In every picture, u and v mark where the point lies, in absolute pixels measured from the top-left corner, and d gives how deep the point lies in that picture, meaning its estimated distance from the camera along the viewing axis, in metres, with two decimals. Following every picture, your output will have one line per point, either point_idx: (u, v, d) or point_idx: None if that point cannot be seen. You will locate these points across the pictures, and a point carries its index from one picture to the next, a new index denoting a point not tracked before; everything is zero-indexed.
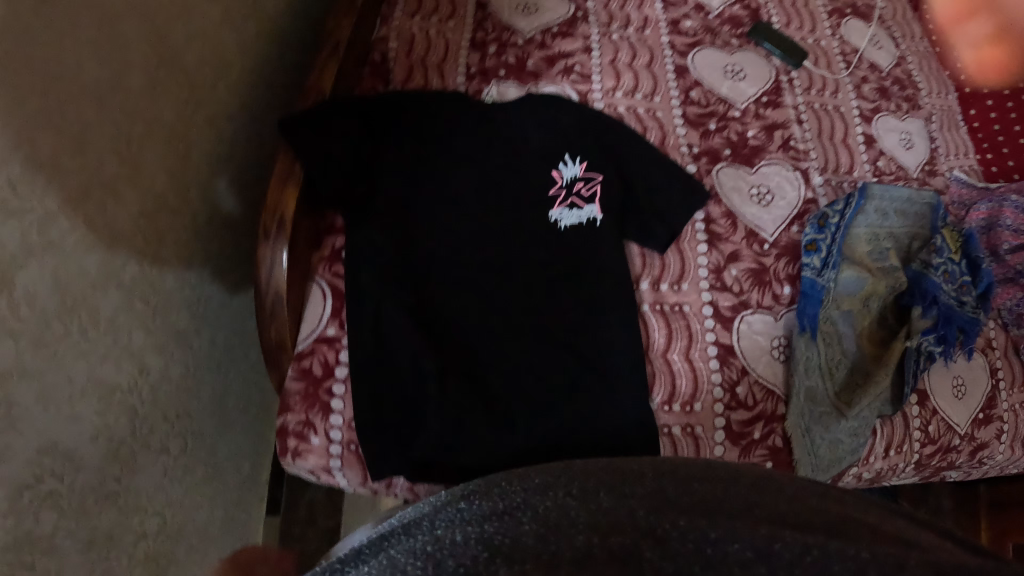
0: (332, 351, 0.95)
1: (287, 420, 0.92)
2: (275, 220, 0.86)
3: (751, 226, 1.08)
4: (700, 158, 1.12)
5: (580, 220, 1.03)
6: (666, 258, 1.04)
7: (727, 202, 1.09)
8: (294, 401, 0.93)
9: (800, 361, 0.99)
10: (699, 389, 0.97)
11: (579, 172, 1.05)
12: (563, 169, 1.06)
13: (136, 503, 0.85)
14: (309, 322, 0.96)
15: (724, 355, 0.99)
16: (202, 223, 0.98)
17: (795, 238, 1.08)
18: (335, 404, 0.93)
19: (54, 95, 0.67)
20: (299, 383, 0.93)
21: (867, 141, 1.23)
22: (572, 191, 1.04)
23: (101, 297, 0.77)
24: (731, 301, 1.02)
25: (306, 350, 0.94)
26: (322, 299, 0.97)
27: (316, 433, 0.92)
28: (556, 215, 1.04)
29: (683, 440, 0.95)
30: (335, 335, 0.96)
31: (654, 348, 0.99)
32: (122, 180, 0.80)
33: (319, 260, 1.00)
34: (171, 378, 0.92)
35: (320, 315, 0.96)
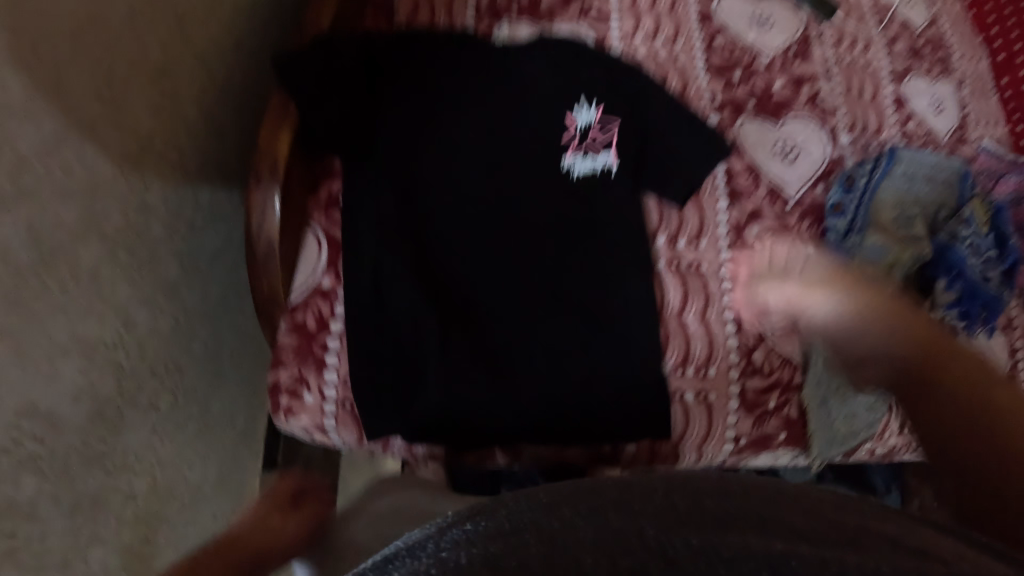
0: (327, 304, 0.91)
1: (279, 376, 0.88)
2: (268, 163, 0.80)
3: (775, 182, 1.01)
4: (723, 110, 1.05)
5: (594, 170, 0.97)
6: (685, 214, 0.99)
7: (749, 157, 1.02)
8: (285, 356, 0.88)
9: None
10: (715, 353, 0.95)
11: (593, 120, 0.98)
12: (576, 117, 0.99)
13: (123, 462, 0.82)
14: (304, 273, 0.91)
15: (741, 318, 0.95)
16: (192, 167, 0.92)
17: (819, 200, 1.01)
18: (330, 359, 0.89)
19: (27, 26, 0.60)
20: (291, 336, 0.89)
21: (897, 103, 1.14)
22: (585, 139, 0.98)
23: (82, 249, 0.72)
24: (751, 262, 0.98)
25: (300, 303, 0.90)
26: (318, 249, 0.92)
27: (310, 390, 0.88)
28: (569, 162, 0.98)
29: (696, 409, 0.93)
30: (330, 288, 0.91)
31: (669, 308, 0.95)
32: (103, 122, 0.73)
33: (314, 206, 0.94)
34: (160, 332, 0.88)
35: (315, 265, 0.92)
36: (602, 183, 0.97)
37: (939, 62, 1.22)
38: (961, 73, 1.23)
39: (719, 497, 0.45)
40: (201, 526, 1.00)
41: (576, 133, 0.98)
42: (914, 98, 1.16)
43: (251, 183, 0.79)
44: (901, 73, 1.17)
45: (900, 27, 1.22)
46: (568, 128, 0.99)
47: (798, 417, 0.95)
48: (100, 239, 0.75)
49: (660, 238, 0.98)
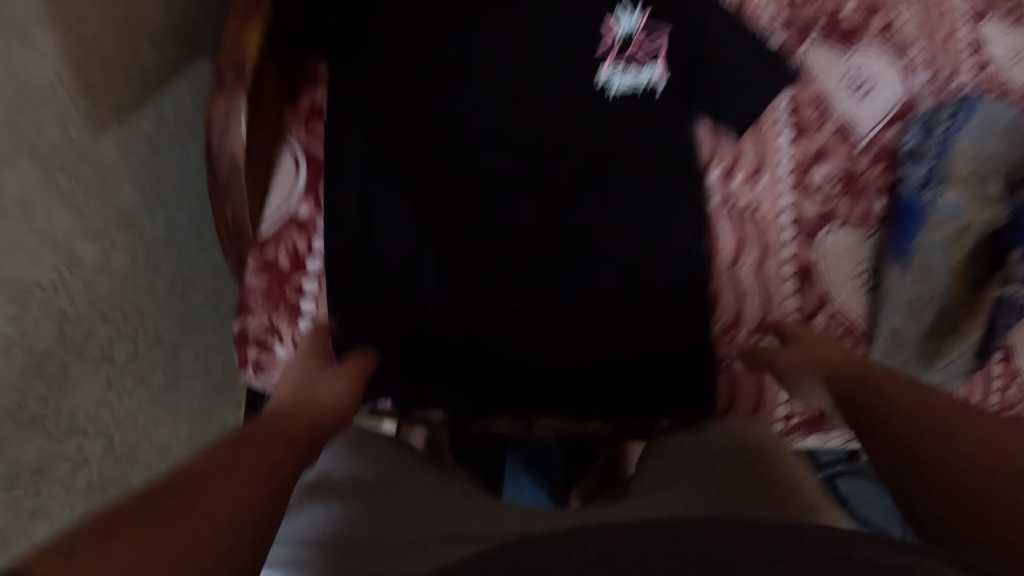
0: (303, 237, 0.78)
1: (247, 323, 0.78)
2: (232, 61, 0.62)
3: (843, 119, 0.83)
4: (788, 29, 0.84)
5: (636, 88, 0.80)
6: (741, 146, 0.83)
7: (818, 86, 0.83)
8: (252, 300, 0.77)
9: (890, 295, 0.80)
10: (769, 311, 0.82)
11: (637, 27, 0.80)
12: (617, 23, 0.80)
13: (72, 423, 0.70)
14: (277, 197, 0.77)
15: (803, 274, 0.82)
16: (154, 72, 0.76)
17: (893, 142, 0.84)
18: (305, 306, 0.78)
19: None
20: (260, 278, 0.77)
21: (971, 48, 0.87)
22: (627, 51, 0.80)
23: (5, 171, 0.59)
24: (817, 209, 0.82)
25: (271, 237, 0.77)
26: (294, 169, 0.78)
27: (282, 341, 0.78)
28: (606, 76, 0.81)
29: (746, 380, 0.82)
30: (308, 218, 0.78)
31: (721, 259, 0.82)
32: (29, 7, 0.58)
33: (292, 116, 0.79)
34: (117, 272, 0.74)
35: (291, 189, 0.78)
36: (647, 108, 0.80)
37: None
38: None
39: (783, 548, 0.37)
40: None
41: (616, 42, 0.80)
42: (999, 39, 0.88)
43: (213, 88, 0.63)
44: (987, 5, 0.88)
45: None
46: (607, 36, 0.81)
47: None
48: (31, 160, 0.61)
49: (712, 174, 0.83)
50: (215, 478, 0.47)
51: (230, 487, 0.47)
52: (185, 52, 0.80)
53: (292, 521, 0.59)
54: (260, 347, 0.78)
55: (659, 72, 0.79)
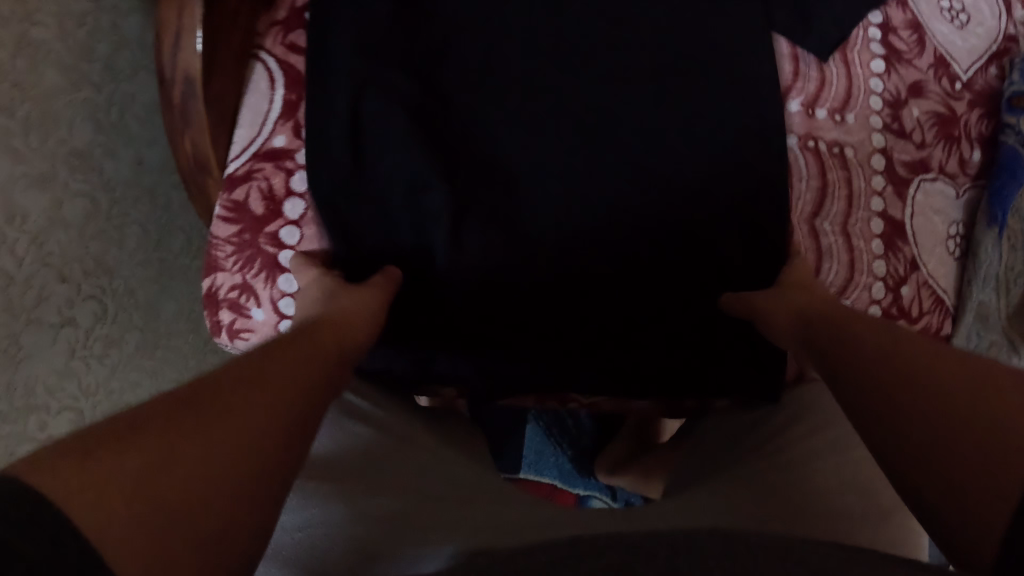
0: (280, 174, 0.61)
1: (217, 281, 0.62)
2: None
3: (940, 51, 0.67)
4: None
5: None
6: (827, 71, 0.65)
7: (913, 8, 0.67)
8: (223, 253, 0.61)
9: (981, 264, 0.65)
10: (853, 282, 0.62)
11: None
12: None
13: (26, 398, 0.63)
14: (246, 125, 0.61)
15: (891, 234, 0.63)
16: None
17: (993, 85, 0.69)
18: (286, 258, 0.61)
19: None
20: (229, 225, 0.60)
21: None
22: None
23: None
24: (909, 154, 0.65)
25: (240, 174, 0.60)
26: (269, 90, 0.61)
27: (259, 305, 0.61)
28: None
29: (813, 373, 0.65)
30: (285, 150, 0.61)
31: (797, 207, 0.63)
32: None
33: (268, 24, 0.63)
34: (71, 224, 0.63)
35: (265, 115, 0.61)
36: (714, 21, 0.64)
37: None
38: None
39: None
40: None
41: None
42: None
43: None
44: None
45: None
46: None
47: None
48: None
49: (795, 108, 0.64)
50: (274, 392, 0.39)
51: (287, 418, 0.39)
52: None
53: (294, 514, 0.45)
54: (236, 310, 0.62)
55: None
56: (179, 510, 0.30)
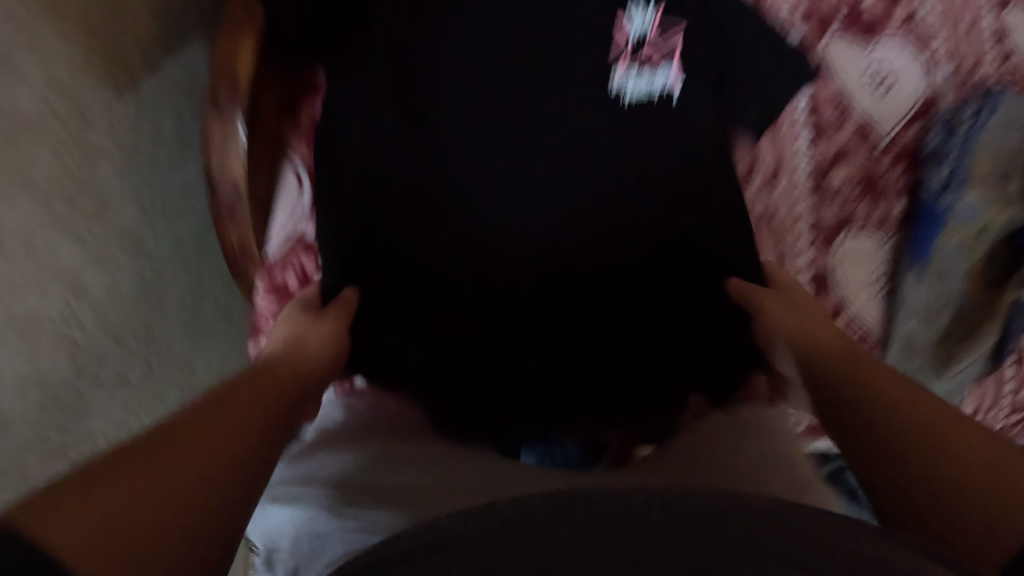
0: (311, 258, 0.72)
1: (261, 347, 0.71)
2: (226, 79, 0.57)
3: (863, 120, 0.79)
4: (808, 24, 0.78)
5: (650, 95, 0.70)
6: (758, 150, 0.78)
7: (839, 83, 0.79)
8: (265, 323, 0.70)
9: (903, 302, 0.79)
10: None
11: (650, 24, 0.69)
12: (631, 15, 0.69)
13: (91, 444, 0.73)
14: (281, 215, 0.70)
15: (819, 283, 0.80)
16: (148, 88, 0.70)
17: (914, 141, 0.81)
18: None
19: None
20: (270, 300, 0.70)
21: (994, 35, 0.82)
22: (636, 58, 0.69)
23: None
24: (835, 214, 0.80)
25: (278, 259, 0.70)
26: (297, 188, 0.71)
27: None
28: (619, 83, 0.70)
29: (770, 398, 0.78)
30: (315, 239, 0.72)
31: None
32: None
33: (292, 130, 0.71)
34: (124, 296, 0.73)
35: (295, 208, 0.71)
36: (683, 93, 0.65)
37: None
38: None
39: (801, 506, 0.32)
40: None
41: (628, 43, 0.69)
42: None
43: (209, 111, 0.57)
44: None
45: None
46: (618, 38, 0.70)
47: None
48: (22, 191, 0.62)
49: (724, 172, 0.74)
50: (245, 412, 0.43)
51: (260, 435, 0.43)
52: (194, 65, 0.73)
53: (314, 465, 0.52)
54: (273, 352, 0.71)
55: (674, 77, 0.69)
56: (160, 522, 0.34)
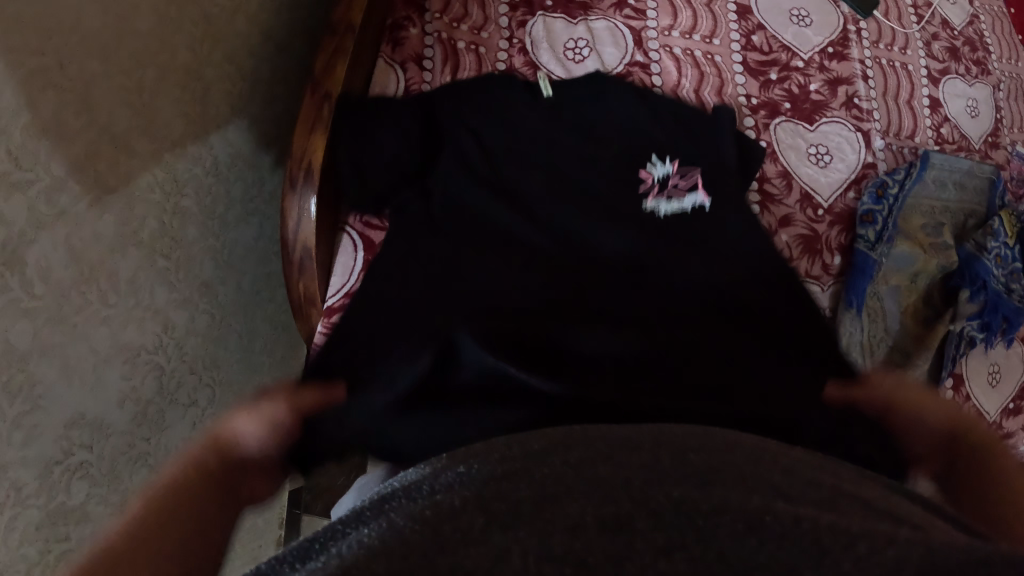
0: None
1: None
2: (303, 165, 0.73)
3: (807, 187, 0.95)
4: (757, 112, 0.98)
5: (684, 210, 0.85)
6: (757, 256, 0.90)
7: (783, 161, 0.95)
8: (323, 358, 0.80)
9: (844, 337, 0.89)
10: None
11: (672, 168, 0.87)
12: (653, 168, 0.88)
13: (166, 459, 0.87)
14: (338, 274, 0.83)
15: None
16: (224, 162, 0.91)
17: (851, 205, 0.97)
18: None
19: (50, 58, 0.63)
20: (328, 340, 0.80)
21: (932, 105, 1.10)
22: (666, 192, 0.86)
23: (119, 259, 0.76)
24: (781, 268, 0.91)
25: (336, 306, 0.81)
26: (354, 251, 0.83)
27: None
28: (653, 204, 0.85)
29: None
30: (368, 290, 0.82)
31: None
32: (137, 133, 0.76)
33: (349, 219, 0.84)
34: (197, 331, 0.89)
35: (351, 267, 0.83)
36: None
37: (977, 64, 1.20)
38: (996, 77, 1.22)
39: (698, 453, 0.50)
40: None
41: (655, 183, 0.86)
42: (950, 101, 1.12)
43: (286, 188, 0.74)
44: (938, 73, 1.13)
45: (940, 24, 1.19)
46: (645, 181, 0.87)
47: None
48: (135, 247, 0.77)
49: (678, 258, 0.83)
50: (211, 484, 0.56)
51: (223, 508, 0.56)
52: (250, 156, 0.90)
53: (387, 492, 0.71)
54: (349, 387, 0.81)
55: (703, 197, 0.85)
56: None
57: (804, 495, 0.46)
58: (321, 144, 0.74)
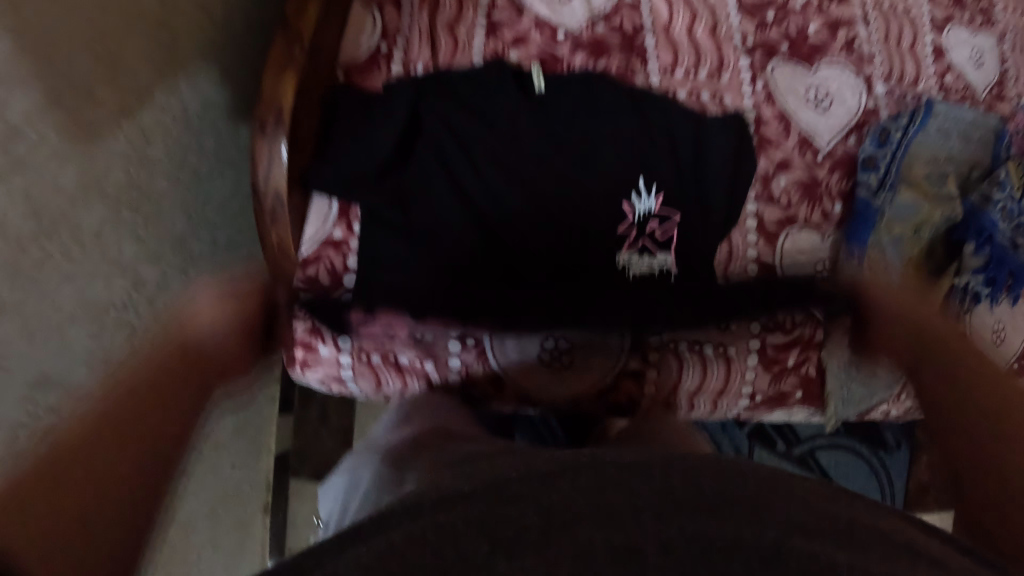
0: (339, 256, 0.80)
1: (294, 328, 0.81)
2: (273, 105, 0.67)
3: (806, 132, 0.92)
4: (754, 53, 0.93)
5: (652, 269, 0.81)
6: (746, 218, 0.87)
7: (782, 104, 0.91)
8: (298, 309, 0.80)
9: (842, 288, 0.85)
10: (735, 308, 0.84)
11: (655, 207, 0.82)
12: (637, 201, 0.82)
13: None
14: (311, 223, 0.78)
15: (764, 274, 0.86)
16: (196, 113, 0.87)
17: (852, 150, 0.94)
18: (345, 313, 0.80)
19: None
20: (302, 291, 0.79)
21: (934, 53, 1.05)
22: (641, 247, 0.81)
23: (82, 211, 0.72)
24: (777, 215, 0.87)
25: (310, 256, 0.79)
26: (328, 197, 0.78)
27: (325, 343, 0.81)
28: (625, 259, 0.81)
29: (720, 405, 0.86)
30: (343, 239, 0.79)
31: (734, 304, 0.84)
32: (100, 78, 0.72)
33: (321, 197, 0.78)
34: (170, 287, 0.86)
35: (325, 215, 0.78)
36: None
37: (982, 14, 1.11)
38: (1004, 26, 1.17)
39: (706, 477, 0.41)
40: (218, 476, 1.00)
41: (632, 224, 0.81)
42: (955, 48, 1.06)
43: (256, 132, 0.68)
44: (942, 21, 1.06)
45: None
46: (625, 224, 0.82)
47: (816, 375, 0.87)
48: (100, 200, 0.74)
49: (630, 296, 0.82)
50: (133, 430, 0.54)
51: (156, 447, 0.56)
52: None
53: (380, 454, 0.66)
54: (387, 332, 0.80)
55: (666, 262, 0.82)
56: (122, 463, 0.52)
57: (815, 507, 0.41)
58: (291, 87, 0.68)
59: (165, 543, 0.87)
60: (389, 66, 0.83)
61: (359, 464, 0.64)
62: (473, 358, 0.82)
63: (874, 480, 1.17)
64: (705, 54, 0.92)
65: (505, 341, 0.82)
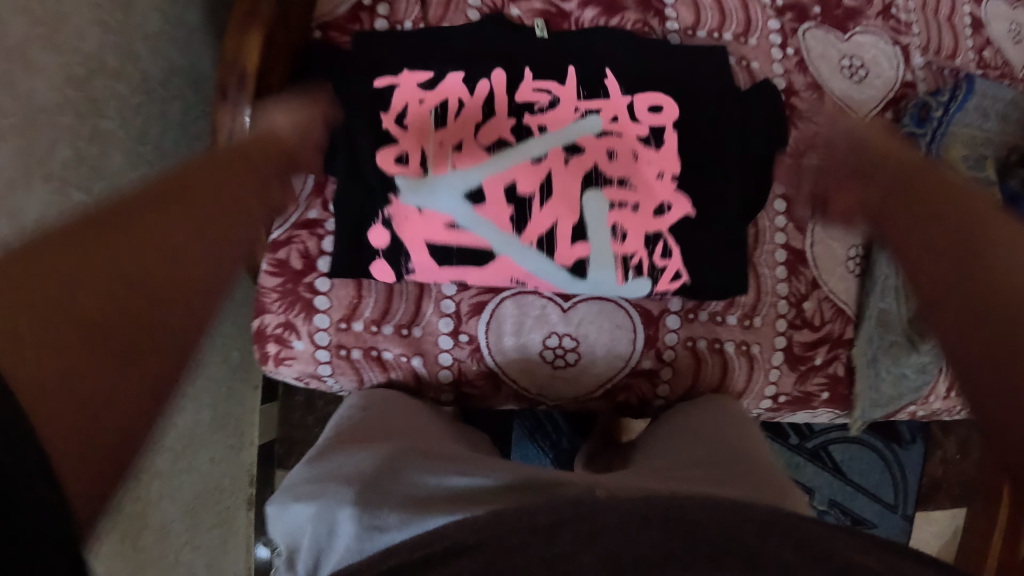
0: (315, 238, 0.68)
1: (264, 320, 0.68)
2: (236, 72, 0.58)
3: (838, 104, 0.78)
4: (783, 15, 0.78)
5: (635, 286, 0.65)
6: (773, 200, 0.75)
7: (813, 72, 0.77)
8: (268, 299, 0.68)
9: (879, 281, 0.74)
10: (761, 300, 0.72)
11: None
12: None
13: None
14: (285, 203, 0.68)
15: (794, 262, 0.73)
16: (157, 80, 0.77)
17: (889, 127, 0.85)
18: (322, 301, 0.68)
19: None
20: (273, 279, 0.68)
21: (973, 25, 0.92)
22: (626, 184, 0.64)
23: (25, 193, 0.61)
24: (811, 197, 0.75)
25: (282, 238, 0.68)
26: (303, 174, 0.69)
27: (299, 336, 0.68)
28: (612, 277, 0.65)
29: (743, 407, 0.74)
30: (319, 220, 0.69)
31: (758, 296, 0.72)
32: (38, 40, 0.62)
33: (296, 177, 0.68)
34: None
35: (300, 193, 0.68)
36: (659, 53, 0.67)
37: None
38: None
39: None
40: (197, 473, 0.92)
41: (613, 152, 0.64)
42: (993, 23, 0.93)
43: (217, 100, 0.59)
44: None
45: None
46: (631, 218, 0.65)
47: (845, 374, 0.75)
48: (44, 181, 0.63)
49: (639, 279, 0.64)
50: (173, 255, 0.39)
51: (160, 292, 0.38)
52: None
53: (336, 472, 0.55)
54: (404, 171, 0.62)
55: (653, 116, 0.65)
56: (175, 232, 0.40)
57: None
58: (256, 53, 0.58)
59: (136, 549, 0.80)
60: (373, 23, 0.70)
61: (322, 500, 0.52)
62: (467, 309, 0.69)
63: (887, 474, 1.12)
64: (732, 13, 0.77)
65: (503, 303, 0.69)
